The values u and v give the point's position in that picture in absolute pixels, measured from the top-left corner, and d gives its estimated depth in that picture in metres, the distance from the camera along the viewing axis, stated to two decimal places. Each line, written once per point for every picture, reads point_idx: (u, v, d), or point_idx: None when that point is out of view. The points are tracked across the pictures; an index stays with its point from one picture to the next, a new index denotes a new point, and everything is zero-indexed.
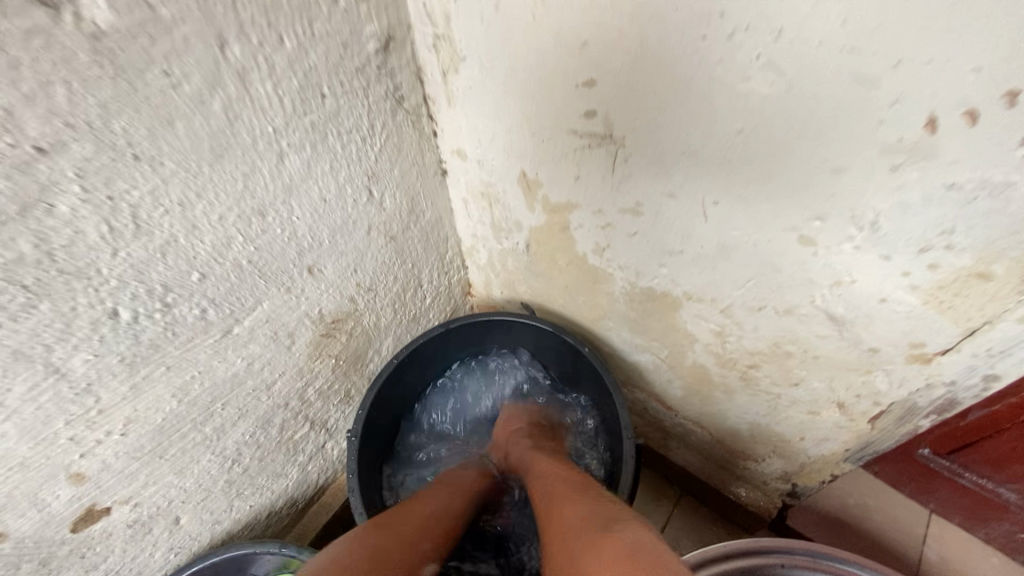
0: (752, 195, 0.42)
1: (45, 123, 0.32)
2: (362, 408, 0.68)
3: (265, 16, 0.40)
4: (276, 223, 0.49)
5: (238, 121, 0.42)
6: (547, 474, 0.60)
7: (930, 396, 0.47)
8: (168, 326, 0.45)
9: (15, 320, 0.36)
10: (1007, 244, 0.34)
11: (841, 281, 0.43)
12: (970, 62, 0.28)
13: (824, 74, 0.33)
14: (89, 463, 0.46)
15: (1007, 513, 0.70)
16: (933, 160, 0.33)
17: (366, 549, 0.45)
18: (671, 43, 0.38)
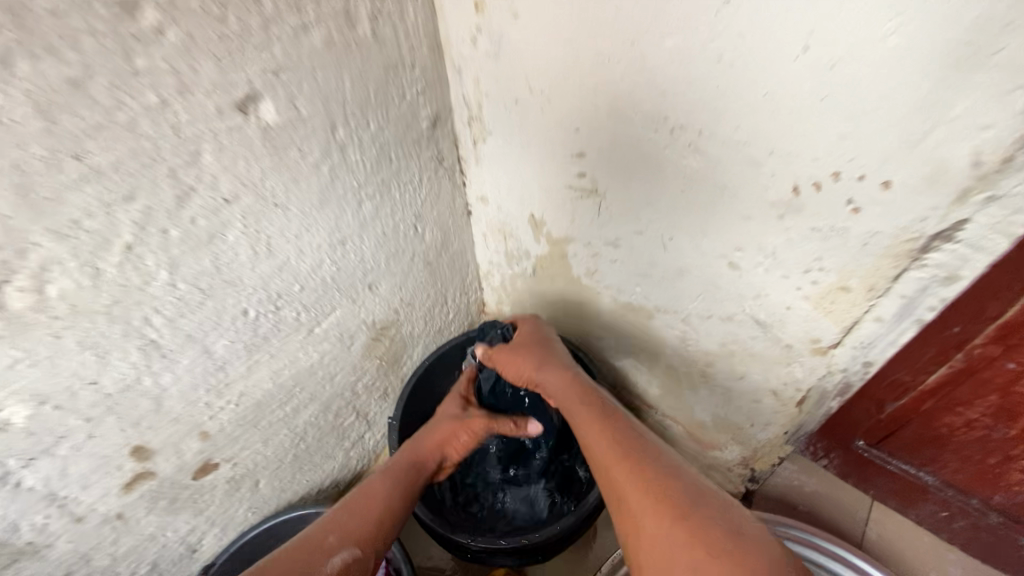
0: (695, 233, 0.60)
1: (231, 182, 0.50)
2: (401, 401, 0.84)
3: (360, 109, 0.59)
4: (351, 249, 0.67)
5: (336, 178, 0.60)
6: (572, 390, 0.63)
7: (834, 380, 0.63)
8: (276, 323, 0.62)
9: (192, 310, 0.53)
10: (854, 267, 0.51)
11: (759, 294, 0.60)
12: (809, 154, 0.47)
13: (729, 157, 0.51)
14: (212, 424, 0.61)
15: (929, 495, 0.85)
16: (800, 212, 0.51)
17: (331, 514, 0.56)
18: (634, 132, 0.57)
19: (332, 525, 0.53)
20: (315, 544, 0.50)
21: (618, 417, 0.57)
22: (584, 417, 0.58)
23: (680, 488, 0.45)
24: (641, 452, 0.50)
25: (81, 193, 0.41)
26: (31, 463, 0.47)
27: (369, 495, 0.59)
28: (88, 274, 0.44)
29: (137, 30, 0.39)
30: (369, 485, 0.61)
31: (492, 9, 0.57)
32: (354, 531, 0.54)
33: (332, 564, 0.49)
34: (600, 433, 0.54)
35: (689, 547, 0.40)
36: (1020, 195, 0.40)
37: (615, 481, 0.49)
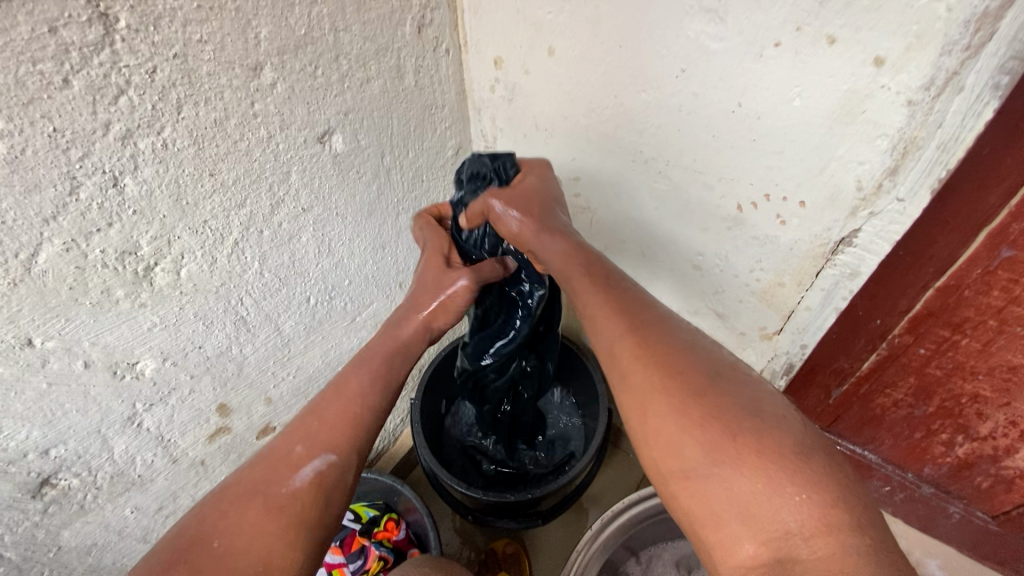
0: (668, 241, 0.76)
1: (309, 196, 0.65)
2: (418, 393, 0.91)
3: (403, 140, 0.75)
4: (389, 253, 0.82)
5: (382, 195, 0.76)
6: (573, 267, 0.57)
7: (780, 362, 0.78)
8: (329, 310, 0.77)
9: (272, 294, 0.67)
10: (786, 267, 0.67)
11: (718, 291, 0.76)
12: (746, 182, 0.63)
13: (690, 182, 0.67)
14: (276, 391, 0.75)
15: (874, 471, 0.99)
16: (744, 225, 0.66)
17: (303, 420, 0.53)
18: (618, 162, 0.73)
19: (301, 432, 0.52)
20: (285, 458, 0.50)
21: (628, 297, 0.54)
22: (591, 303, 0.54)
23: (697, 378, 0.46)
24: (655, 340, 0.49)
25: (211, 201, 0.56)
26: (150, 408, 0.61)
27: (343, 392, 0.55)
28: (208, 261, 0.58)
29: (258, 84, 0.55)
30: (344, 379, 0.56)
31: (508, 66, 0.74)
32: (326, 434, 0.51)
33: (300, 479, 0.49)
34: (611, 321, 0.52)
35: (705, 432, 0.43)
36: (891, 211, 0.56)
37: (628, 370, 0.48)
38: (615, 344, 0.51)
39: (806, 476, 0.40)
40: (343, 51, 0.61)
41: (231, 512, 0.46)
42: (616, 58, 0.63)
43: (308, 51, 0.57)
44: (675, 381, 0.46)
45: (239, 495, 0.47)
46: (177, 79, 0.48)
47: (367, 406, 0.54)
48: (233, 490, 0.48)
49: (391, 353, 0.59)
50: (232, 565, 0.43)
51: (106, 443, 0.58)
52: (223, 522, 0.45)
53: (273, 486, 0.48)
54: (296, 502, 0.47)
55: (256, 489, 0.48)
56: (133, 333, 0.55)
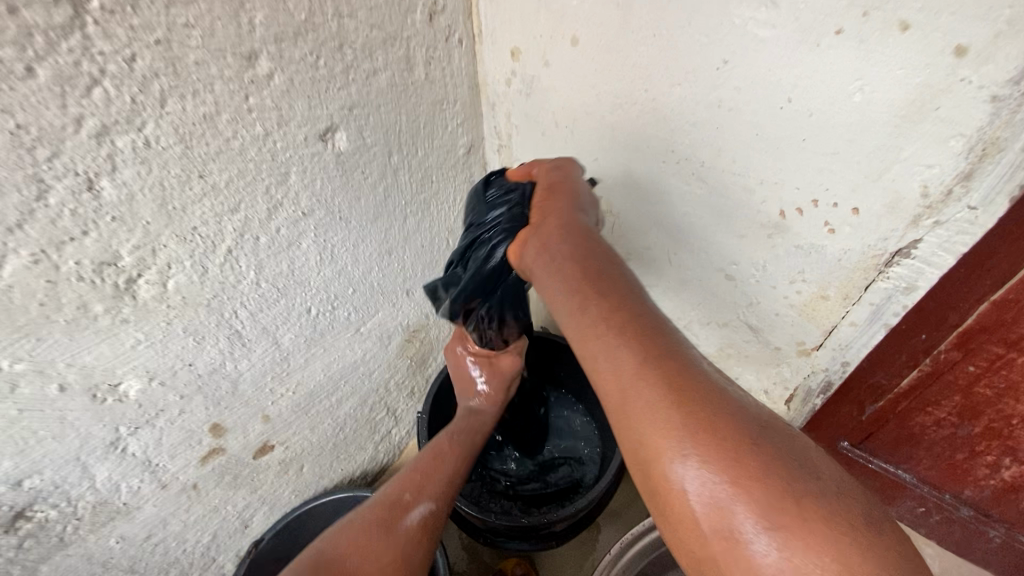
0: (698, 248, 0.70)
1: (309, 198, 0.60)
2: (425, 411, 0.86)
3: (412, 138, 0.69)
4: (396, 259, 0.77)
5: (389, 197, 0.70)
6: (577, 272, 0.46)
7: (817, 379, 0.73)
8: (331, 321, 0.71)
9: (269, 305, 0.62)
10: (831, 279, 0.61)
11: (752, 303, 0.70)
12: (792, 185, 0.57)
13: (727, 185, 0.61)
14: (274, 408, 0.70)
15: (907, 491, 0.93)
16: (786, 232, 0.61)
17: (401, 478, 0.60)
18: (646, 162, 0.67)
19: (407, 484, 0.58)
20: (397, 500, 0.56)
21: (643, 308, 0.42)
22: (587, 318, 0.42)
23: (731, 423, 0.35)
24: (673, 365, 0.37)
25: (201, 205, 0.50)
26: (136, 432, 0.55)
27: (438, 453, 0.65)
28: (198, 272, 0.53)
29: (253, 75, 0.49)
30: (436, 442, 0.67)
31: (527, 57, 0.68)
32: (430, 488, 0.59)
33: (411, 521, 0.54)
34: (618, 338, 0.39)
35: (762, 493, 0.32)
36: (960, 220, 0.50)
37: (646, 406, 0.36)
38: (621, 367, 0.38)
39: (880, 564, 0.29)
40: (348, 40, 0.55)
41: (352, 540, 0.51)
42: (648, 48, 0.57)
43: (308, 38, 0.52)
44: (711, 424, 0.34)
45: (359, 527, 0.53)
46: (160, 68, 0.43)
47: (454, 467, 0.64)
48: (349, 527, 0.53)
49: (476, 423, 0.72)
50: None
51: (86, 471, 0.53)
52: (350, 550, 0.50)
53: (386, 524, 0.53)
54: (408, 542, 0.53)
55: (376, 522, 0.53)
56: (114, 353, 0.50)
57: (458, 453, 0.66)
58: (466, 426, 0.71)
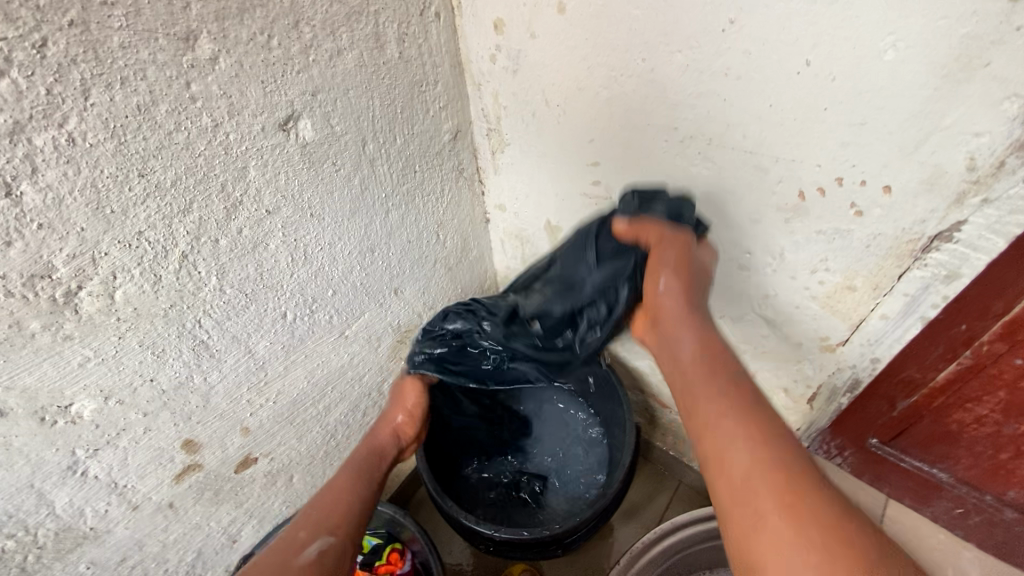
0: (707, 236, 0.63)
1: (273, 195, 0.54)
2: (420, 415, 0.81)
3: (388, 125, 0.63)
4: (380, 257, 0.72)
5: (367, 191, 0.65)
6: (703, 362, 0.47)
7: (843, 377, 0.66)
8: (311, 326, 0.66)
9: (237, 313, 0.57)
10: (858, 267, 0.54)
11: (768, 295, 0.63)
12: (813, 162, 0.49)
13: (737, 165, 0.54)
14: (254, 420, 0.66)
15: (943, 491, 0.86)
16: (806, 216, 0.53)
17: (287, 526, 0.52)
18: (645, 142, 0.60)
19: (304, 521, 0.52)
20: (284, 543, 0.49)
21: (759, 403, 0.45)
22: (718, 407, 0.44)
23: (847, 529, 0.37)
24: (805, 477, 0.39)
25: (146, 208, 0.45)
26: (96, 454, 0.52)
27: (337, 492, 0.56)
28: (150, 280, 0.48)
29: (193, 59, 0.43)
30: (321, 490, 0.57)
31: (510, 30, 0.61)
32: (331, 518, 0.53)
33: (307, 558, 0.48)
34: (741, 426, 0.42)
35: None
36: (1015, 197, 0.42)
37: (768, 503, 0.38)
38: (750, 459, 0.40)
39: None
40: (305, 16, 0.50)
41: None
42: (644, 11, 0.50)
43: (257, 15, 0.46)
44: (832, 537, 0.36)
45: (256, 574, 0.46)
46: (78, 53, 0.37)
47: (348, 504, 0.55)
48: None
49: (370, 451, 0.65)
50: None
51: (43, 498, 0.49)
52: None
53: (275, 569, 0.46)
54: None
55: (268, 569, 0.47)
56: (60, 372, 0.45)
57: (364, 492, 0.57)
58: (365, 471, 0.61)
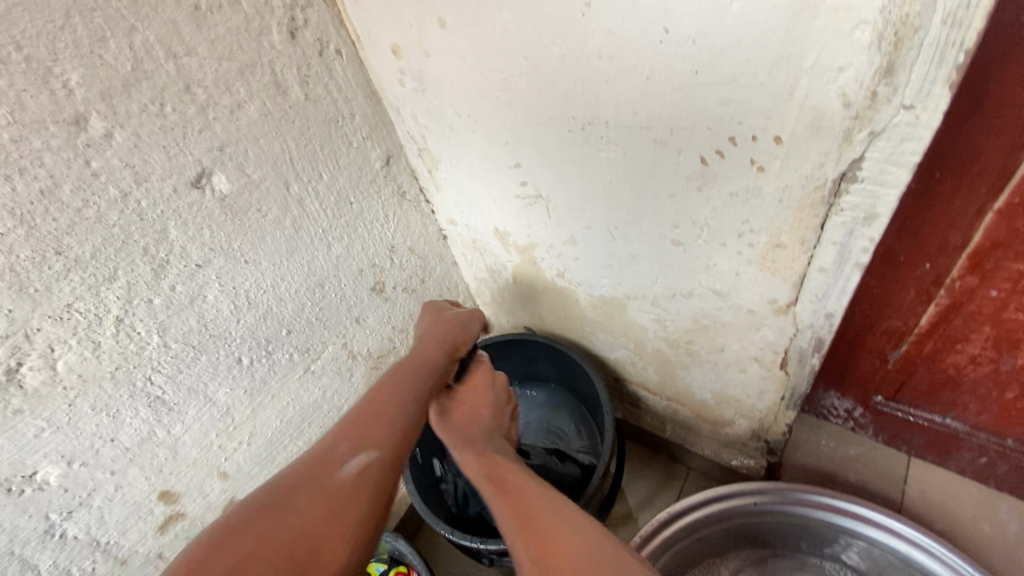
0: (635, 218, 0.62)
1: (200, 249, 0.57)
2: None
3: (309, 163, 0.66)
4: (331, 290, 0.74)
5: (302, 230, 0.67)
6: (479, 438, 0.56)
7: (805, 338, 0.62)
8: (271, 367, 0.69)
9: (188, 365, 0.60)
10: (780, 223, 0.52)
11: (709, 266, 0.61)
12: (704, 125, 0.48)
13: (637, 140, 0.54)
14: (231, 464, 0.69)
15: (963, 442, 0.81)
16: (715, 180, 0.52)
17: (325, 458, 0.48)
18: (552, 135, 0.60)
19: (347, 433, 0.50)
20: (332, 455, 0.48)
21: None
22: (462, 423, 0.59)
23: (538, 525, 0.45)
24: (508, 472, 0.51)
25: (69, 281, 0.48)
26: (71, 516, 0.56)
27: (383, 398, 0.55)
28: (88, 347, 0.51)
29: (88, 138, 0.47)
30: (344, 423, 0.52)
31: (406, 50, 0.63)
32: (373, 437, 0.50)
33: (348, 471, 0.46)
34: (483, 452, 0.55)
35: None
36: (901, 124, 0.40)
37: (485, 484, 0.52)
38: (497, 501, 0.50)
39: None
40: (195, 79, 0.52)
41: (243, 539, 0.40)
42: (510, 10, 0.51)
43: (144, 87, 0.49)
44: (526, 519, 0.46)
45: (268, 529, 0.41)
46: None
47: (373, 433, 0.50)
48: (244, 536, 0.41)
49: (413, 362, 0.62)
50: (314, 547, 0.41)
51: (27, 564, 0.54)
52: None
53: (320, 480, 0.45)
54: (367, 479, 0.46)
55: (254, 526, 0.41)
56: (16, 445, 0.49)
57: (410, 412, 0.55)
58: (415, 386, 0.58)
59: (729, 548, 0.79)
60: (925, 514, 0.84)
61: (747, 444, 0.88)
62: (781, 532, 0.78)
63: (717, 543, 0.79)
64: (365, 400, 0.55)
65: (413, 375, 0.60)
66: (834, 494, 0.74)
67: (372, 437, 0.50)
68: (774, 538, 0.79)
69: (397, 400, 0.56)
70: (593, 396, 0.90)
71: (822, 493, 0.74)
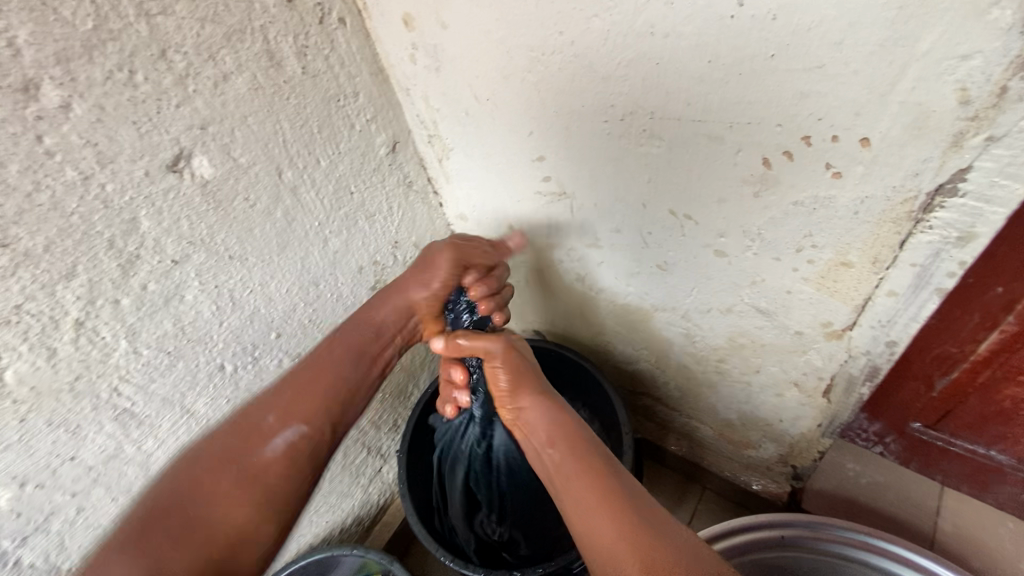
0: (673, 224, 0.55)
1: (178, 243, 0.50)
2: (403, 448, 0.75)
3: (305, 147, 0.58)
4: (327, 289, 0.67)
5: (295, 222, 0.60)
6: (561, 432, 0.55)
7: (857, 365, 0.56)
8: (258, 373, 0.62)
9: (162, 373, 0.53)
10: (850, 239, 0.45)
11: (755, 282, 0.54)
12: (773, 121, 0.41)
13: (688, 136, 0.46)
14: None
15: (1006, 476, 0.75)
16: (778, 185, 0.45)
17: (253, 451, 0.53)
18: (585, 125, 0.52)
19: (269, 403, 0.56)
20: (256, 428, 0.54)
21: (663, 551, 0.41)
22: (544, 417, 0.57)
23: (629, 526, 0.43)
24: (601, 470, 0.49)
25: (17, 279, 0.41)
26: (27, 541, 0.49)
27: (317, 368, 0.59)
28: (42, 355, 0.44)
29: (39, 110, 0.39)
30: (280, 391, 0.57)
31: (420, 21, 0.55)
32: (300, 408, 0.57)
33: (272, 448, 0.54)
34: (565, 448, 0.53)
35: None
36: None
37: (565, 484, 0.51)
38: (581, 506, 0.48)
39: None
40: (172, 43, 0.44)
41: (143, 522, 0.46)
42: None
43: (109, 50, 0.41)
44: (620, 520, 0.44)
45: (168, 511, 0.47)
46: None
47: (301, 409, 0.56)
48: (138, 512, 0.47)
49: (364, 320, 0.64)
50: (225, 540, 0.49)
51: None
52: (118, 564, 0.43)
53: (239, 456, 0.52)
54: (266, 471, 0.53)
55: (168, 510, 0.48)
56: None
57: (346, 375, 0.61)
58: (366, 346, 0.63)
59: None
60: (959, 550, 0.78)
61: (772, 467, 0.81)
62: (803, 567, 0.72)
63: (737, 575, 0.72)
64: (305, 364, 0.60)
65: (366, 344, 0.63)
66: (871, 531, 0.68)
67: (298, 411, 0.56)
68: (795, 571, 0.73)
69: (338, 357, 0.61)
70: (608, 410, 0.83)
71: (860, 531, 0.68)
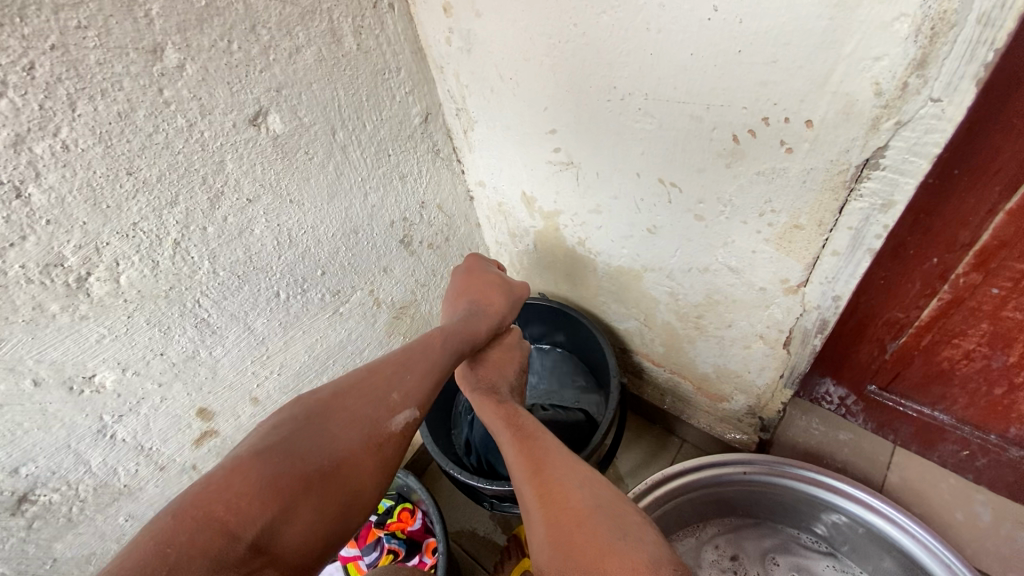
0: (662, 191, 0.65)
1: (252, 184, 0.61)
2: None
3: (355, 113, 0.69)
4: (365, 237, 0.78)
5: (342, 175, 0.71)
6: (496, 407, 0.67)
7: (810, 318, 0.66)
8: (304, 303, 0.74)
9: (232, 292, 0.64)
10: (800, 205, 0.55)
11: (727, 242, 0.65)
12: (740, 104, 0.51)
13: (674, 114, 0.56)
14: (261, 391, 0.75)
15: (948, 435, 0.85)
16: (744, 159, 0.55)
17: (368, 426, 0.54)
18: (594, 103, 0.62)
19: (389, 378, 0.58)
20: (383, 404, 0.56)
21: (567, 490, 0.54)
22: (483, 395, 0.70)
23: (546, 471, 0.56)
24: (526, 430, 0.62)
25: (137, 201, 0.52)
26: (121, 419, 0.61)
27: (426, 352, 0.62)
28: (149, 265, 0.55)
29: (163, 68, 0.50)
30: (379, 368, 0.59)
31: (457, 9, 0.65)
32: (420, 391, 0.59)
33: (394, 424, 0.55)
34: (500, 416, 0.66)
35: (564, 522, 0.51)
36: (926, 117, 0.43)
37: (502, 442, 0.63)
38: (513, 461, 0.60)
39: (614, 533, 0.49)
40: (260, 19, 0.55)
41: (235, 489, 0.45)
42: None
43: (215, 23, 0.52)
44: (537, 466, 0.57)
45: (298, 474, 0.48)
46: (61, 72, 0.44)
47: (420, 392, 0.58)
48: (275, 469, 0.47)
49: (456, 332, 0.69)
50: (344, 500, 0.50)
51: (80, 458, 0.59)
52: (260, 520, 0.45)
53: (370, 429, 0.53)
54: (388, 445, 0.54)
55: (305, 471, 0.48)
56: (81, 347, 0.54)
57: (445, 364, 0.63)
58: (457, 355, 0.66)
59: (709, 508, 0.86)
60: (904, 499, 0.88)
61: (742, 420, 0.92)
62: (760, 500, 0.84)
63: (699, 505, 0.85)
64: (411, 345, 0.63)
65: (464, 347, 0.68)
66: (821, 472, 0.78)
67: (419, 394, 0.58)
68: (752, 503, 0.85)
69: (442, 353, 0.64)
70: (601, 362, 0.95)
71: (812, 471, 0.78)
